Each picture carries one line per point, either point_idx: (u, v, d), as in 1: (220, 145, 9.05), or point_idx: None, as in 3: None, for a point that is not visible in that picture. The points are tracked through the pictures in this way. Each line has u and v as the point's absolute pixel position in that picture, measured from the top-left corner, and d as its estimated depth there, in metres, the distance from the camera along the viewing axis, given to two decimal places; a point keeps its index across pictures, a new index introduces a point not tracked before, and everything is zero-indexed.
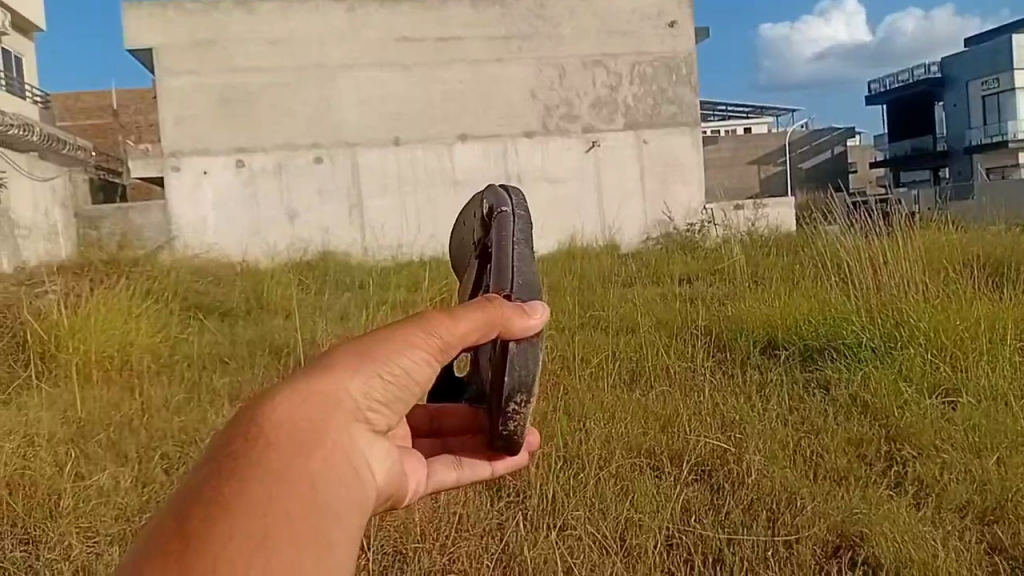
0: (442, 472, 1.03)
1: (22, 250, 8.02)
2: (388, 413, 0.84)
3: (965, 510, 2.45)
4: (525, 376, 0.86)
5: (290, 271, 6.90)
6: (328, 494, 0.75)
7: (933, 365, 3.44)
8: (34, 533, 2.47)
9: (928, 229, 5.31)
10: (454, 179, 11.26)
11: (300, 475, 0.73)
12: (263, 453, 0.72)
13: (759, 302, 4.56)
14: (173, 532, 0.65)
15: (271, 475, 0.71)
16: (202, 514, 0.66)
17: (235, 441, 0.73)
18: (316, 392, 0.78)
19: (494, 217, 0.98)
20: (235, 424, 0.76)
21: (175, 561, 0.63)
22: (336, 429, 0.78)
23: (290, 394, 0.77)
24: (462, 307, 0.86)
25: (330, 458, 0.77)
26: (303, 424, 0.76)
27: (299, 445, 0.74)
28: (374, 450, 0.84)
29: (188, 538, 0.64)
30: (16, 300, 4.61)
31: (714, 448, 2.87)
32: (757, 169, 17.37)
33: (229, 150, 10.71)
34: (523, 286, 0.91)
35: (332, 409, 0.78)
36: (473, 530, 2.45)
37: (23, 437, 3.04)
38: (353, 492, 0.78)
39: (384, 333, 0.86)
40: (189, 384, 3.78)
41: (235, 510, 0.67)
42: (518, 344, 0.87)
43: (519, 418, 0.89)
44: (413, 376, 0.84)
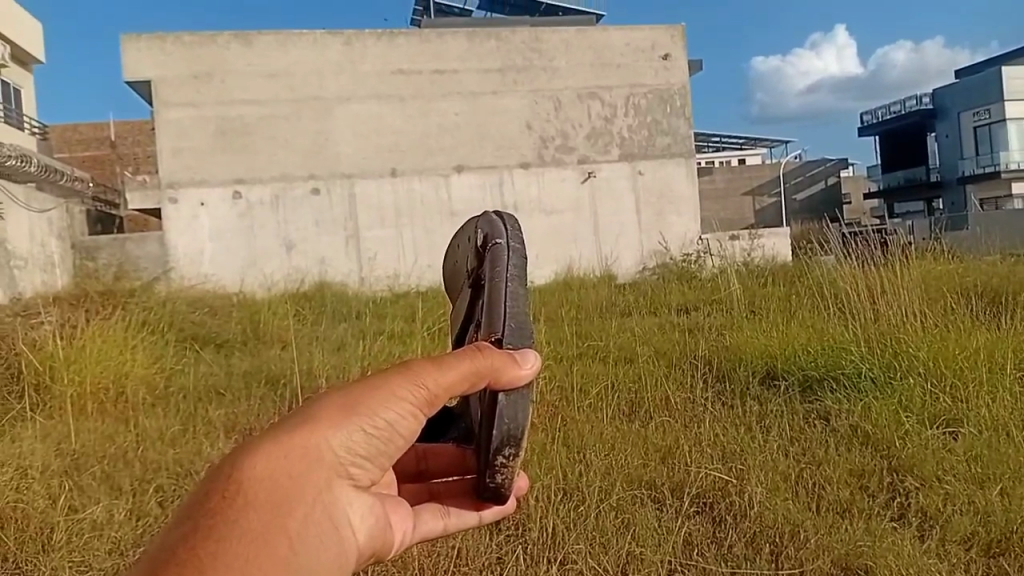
0: (428, 521, 0.99)
1: (18, 281, 8.00)
2: (374, 467, 0.82)
3: (970, 542, 2.43)
4: (514, 429, 0.79)
5: (288, 303, 6.89)
6: (303, 553, 0.74)
7: (933, 395, 3.43)
8: (25, 568, 2.43)
9: (926, 259, 5.34)
10: (450, 210, 11.30)
11: (272, 535, 0.72)
12: (239, 514, 0.72)
13: (757, 333, 4.56)
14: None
15: (247, 534, 0.71)
16: None
17: (214, 495, 0.73)
18: (298, 444, 0.77)
19: (488, 247, 0.94)
20: (219, 474, 0.76)
21: None
22: (318, 485, 0.77)
23: (273, 447, 0.76)
24: (452, 353, 0.82)
25: (311, 515, 0.76)
26: (283, 480, 0.75)
27: (276, 502, 0.74)
28: (360, 503, 0.83)
29: None
30: (11, 331, 4.58)
31: (715, 480, 2.85)
32: (751, 200, 17.49)
33: (226, 181, 10.74)
34: (516, 330, 0.85)
35: (313, 464, 0.77)
36: (472, 564, 2.42)
37: (15, 468, 3.00)
38: (333, 547, 0.78)
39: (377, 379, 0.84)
40: (185, 415, 3.75)
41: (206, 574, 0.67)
42: (507, 396, 0.80)
43: (509, 469, 0.83)
44: (397, 429, 0.81)
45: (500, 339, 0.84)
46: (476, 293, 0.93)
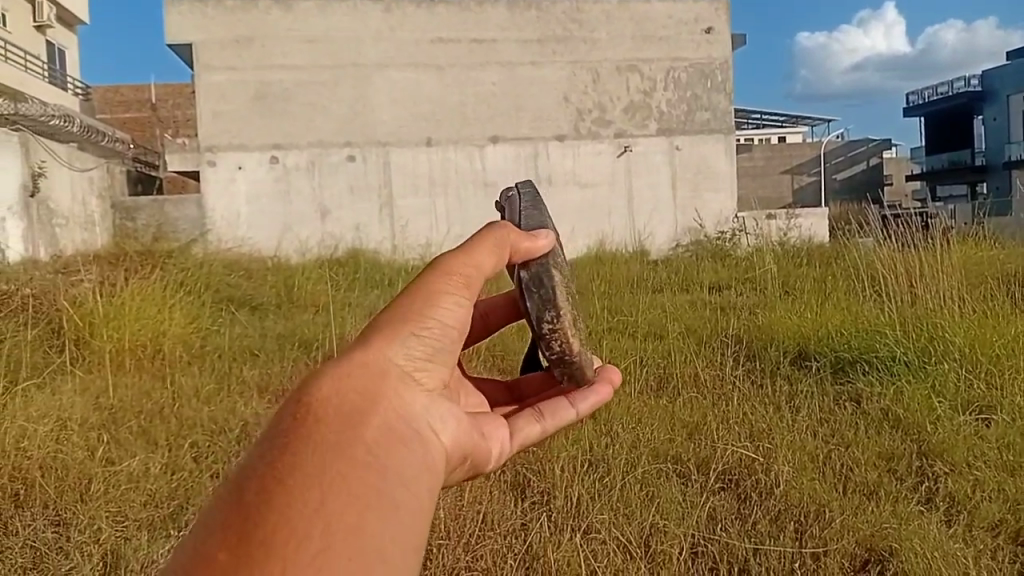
0: (526, 424, 1.17)
1: (59, 238, 8.18)
2: (433, 369, 0.95)
3: (997, 529, 2.41)
4: (546, 292, 1.11)
5: (322, 268, 6.96)
6: (382, 451, 0.85)
7: (967, 381, 3.39)
8: (64, 515, 2.50)
9: (966, 245, 5.21)
10: (484, 181, 11.28)
11: (348, 441, 0.82)
12: (313, 429, 0.81)
13: (789, 313, 4.52)
14: (236, 500, 0.75)
15: (328, 439, 0.81)
16: (257, 489, 0.76)
17: (289, 417, 0.83)
18: (362, 361, 0.89)
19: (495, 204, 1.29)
20: (290, 402, 0.86)
21: (243, 528, 0.73)
22: (384, 397, 0.88)
23: (335, 373, 0.87)
24: (474, 242, 1.02)
25: (380, 425, 0.86)
26: (349, 397, 0.85)
27: (347, 416, 0.84)
28: (428, 412, 0.94)
29: (249, 505, 0.74)
30: (53, 286, 4.70)
31: (742, 457, 2.84)
32: (790, 179, 17.21)
33: (263, 146, 10.84)
34: (529, 220, 1.22)
35: (376, 378, 0.89)
36: (497, 530, 2.45)
37: (56, 420, 3.09)
38: (408, 451, 0.88)
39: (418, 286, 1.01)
40: (220, 374, 3.84)
41: (289, 484, 0.76)
42: (532, 269, 1.13)
43: (558, 329, 1.12)
44: (449, 323, 0.97)
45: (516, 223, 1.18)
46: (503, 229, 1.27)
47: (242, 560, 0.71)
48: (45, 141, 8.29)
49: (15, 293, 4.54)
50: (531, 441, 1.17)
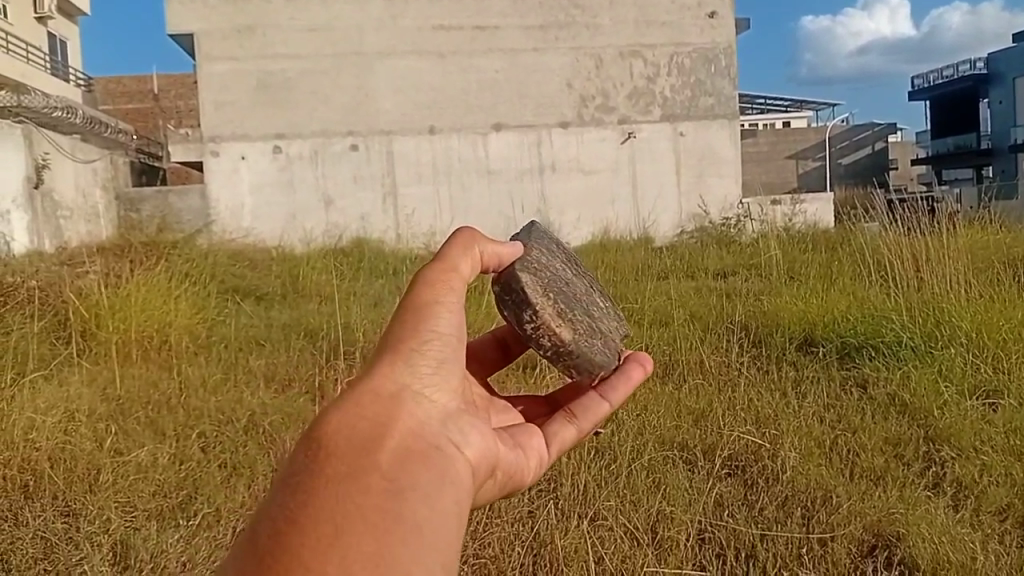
0: (562, 429, 1.33)
1: (64, 230, 8.18)
2: (440, 388, 1.10)
3: (1005, 513, 2.41)
4: (521, 293, 1.32)
5: (326, 258, 6.93)
6: (390, 473, 0.96)
7: (974, 366, 3.38)
8: (74, 506, 2.52)
9: (974, 230, 5.17)
10: (487, 169, 11.20)
11: (357, 471, 0.94)
12: (326, 464, 0.94)
13: (795, 299, 4.51)
14: (258, 542, 0.87)
15: (337, 470, 0.93)
16: (277, 528, 0.87)
17: (304, 456, 0.96)
18: (366, 394, 1.03)
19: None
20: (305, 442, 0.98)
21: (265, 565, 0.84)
22: (392, 421, 1.01)
23: (343, 409, 1.00)
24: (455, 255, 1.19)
25: (390, 450, 0.98)
26: (358, 428, 0.98)
27: (356, 449, 0.96)
28: (441, 430, 1.07)
29: (266, 548, 0.85)
30: (59, 278, 4.71)
31: (749, 443, 2.84)
32: (794, 164, 17.11)
33: (266, 136, 10.82)
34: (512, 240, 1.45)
35: (383, 405, 1.02)
36: (505, 516, 2.46)
37: (64, 411, 3.11)
38: (426, 470, 1.00)
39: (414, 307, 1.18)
40: (226, 364, 3.85)
41: (306, 519, 0.87)
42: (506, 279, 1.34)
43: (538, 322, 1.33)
44: (445, 338, 1.12)
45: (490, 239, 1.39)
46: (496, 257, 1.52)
47: None
48: (49, 133, 8.29)
49: (21, 286, 4.55)
50: (570, 442, 1.33)
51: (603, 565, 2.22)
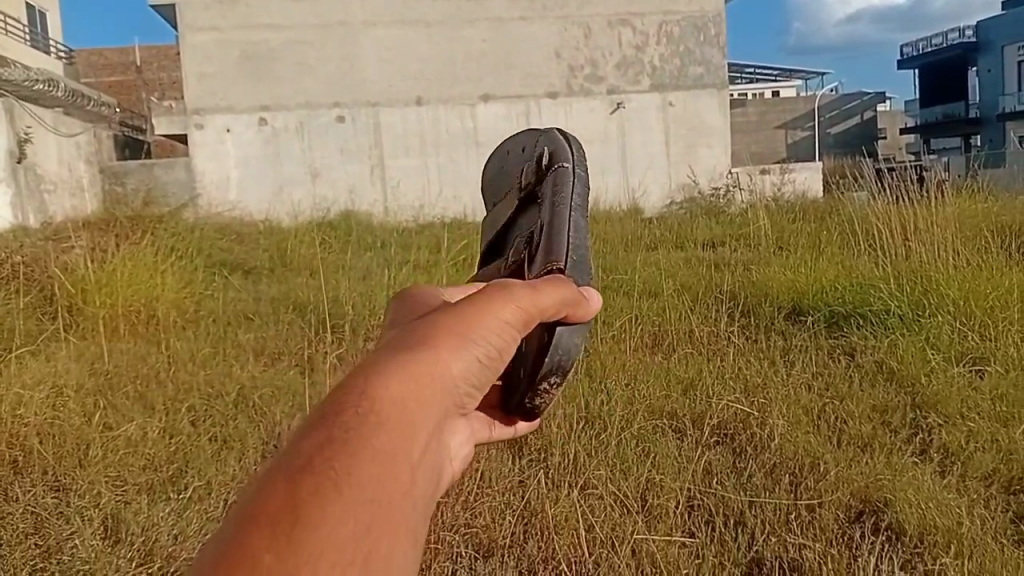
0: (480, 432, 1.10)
1: (48, 204, 8.08)
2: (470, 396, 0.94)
3: (990, 479, 2.45)
4: (567, 360, 1.10)
5: (312, 231, 6.88)
6: (418, 473, 0.80)
7: (961, 334, 3.41)
8: (64, 481, 2.51)
9: (961, 198, 5.18)
10: (476, 140, 11.08)
11: (396, 457, 0.77)
12: (376, 432, 0.76)
13: (784, 269, 4.49)
14: (284, 491, 0.68)
15: (384, 437, 0.76)
16: (316, 482, 0.69)
17: (348, 407, 0.77)
18: (422, 369, 0.85)
19: (546, 165, 1.35)
20: (348, 390, 0.80)
21: (289, 522, 0.66)
22: (431, 415, 0.85)
23: (399, 375, 0.83)
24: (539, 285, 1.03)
25: (423, 444, 0.83)
26: (408, 407, 0.81)
27: (402, 429, 0.80)
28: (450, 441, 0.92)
29: (299, 502, 0.67)
30: (44, 254, 4.67)
31: (738, 412, 2.86)
32: (784, 134, 17.00)
33: (251, 108, 10.71)
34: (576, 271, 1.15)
35: (432, 392, 0.85)
36: (496, 486, 2.48)
37: (52, 387, 3.09)
38: (434, 479, 0.85)
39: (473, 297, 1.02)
40: (215, 338, 3.83)
41: (347, 490, 0.70)
42: (569, 327, 1.10)
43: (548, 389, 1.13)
44: (497, 354, 0.95)
45: (564, 270, 1.13)
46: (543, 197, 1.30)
47: (290, 558, 0.63)
48: (31, 107, 8.14)
49: (5, 262, 4.50)
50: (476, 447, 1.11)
51: (594, 533, 2.25)
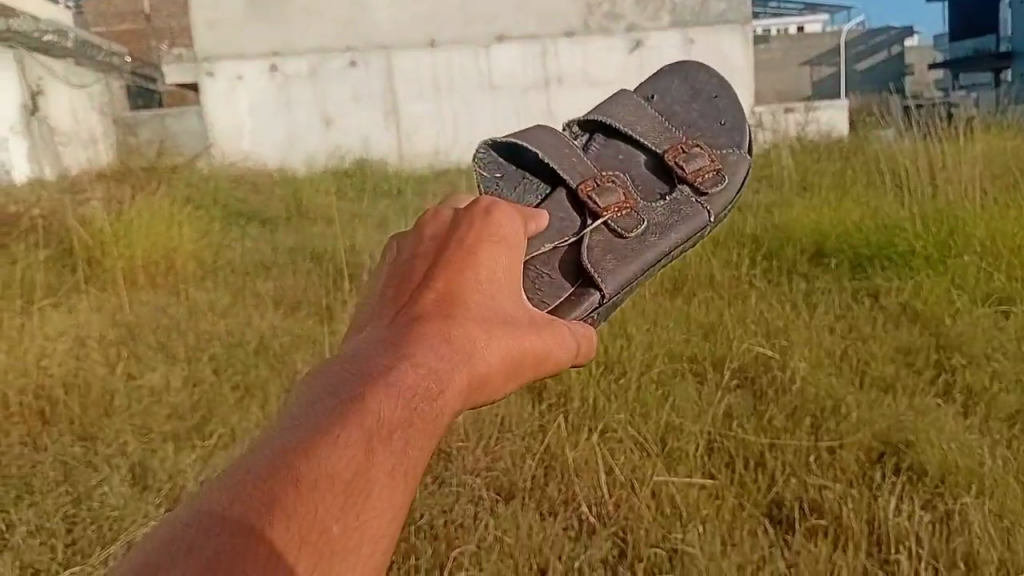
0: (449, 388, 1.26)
1: (63, 157, 8.07)
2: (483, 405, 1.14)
3: (1014, 419, 2.42)
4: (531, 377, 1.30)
5: (328, 179, 6.84)
6: None
7: (988, 274, 3.35)
8: (91, 431, 2.55)
9: (992, 134, 5.02)
10: (489, 83, 10.64)
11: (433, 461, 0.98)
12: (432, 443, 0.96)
13: (807, 209, 4.39)
14: (365, 465, 0.87)
15: (403, 490, 0.91)
16: (385, 473, 0.89)
17: (429, 407, 0.96)
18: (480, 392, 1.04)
19: (707, 186, 1.53)
20: (434, 384, 0.97)
21: (359, 493, 0.86)
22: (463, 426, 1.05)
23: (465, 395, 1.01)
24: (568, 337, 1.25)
25: None
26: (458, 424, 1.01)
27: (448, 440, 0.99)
28: None
29: (372, 485, 0.87)
30: (61, 207, 4.68)
31: (759, 354, 2.84)
32: (808, 71, 16.57)
33: (263, 54, 10.60)
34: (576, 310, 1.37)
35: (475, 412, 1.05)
36: (516, 431, 2.49)
37: (74, 338, 3.13)
38: None
39: (503, 322, 1.12)
40: (233, 288, 3.84)
41: (400, 485, 0.90)
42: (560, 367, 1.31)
43: None
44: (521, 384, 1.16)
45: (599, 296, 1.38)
46: (668, 214, 1.50)
47: (349, 524, 0.84)
48: (41, 59, 8.09)
49: (23, 215, 4.53)
50: None
51: (614, 476, 2.27)
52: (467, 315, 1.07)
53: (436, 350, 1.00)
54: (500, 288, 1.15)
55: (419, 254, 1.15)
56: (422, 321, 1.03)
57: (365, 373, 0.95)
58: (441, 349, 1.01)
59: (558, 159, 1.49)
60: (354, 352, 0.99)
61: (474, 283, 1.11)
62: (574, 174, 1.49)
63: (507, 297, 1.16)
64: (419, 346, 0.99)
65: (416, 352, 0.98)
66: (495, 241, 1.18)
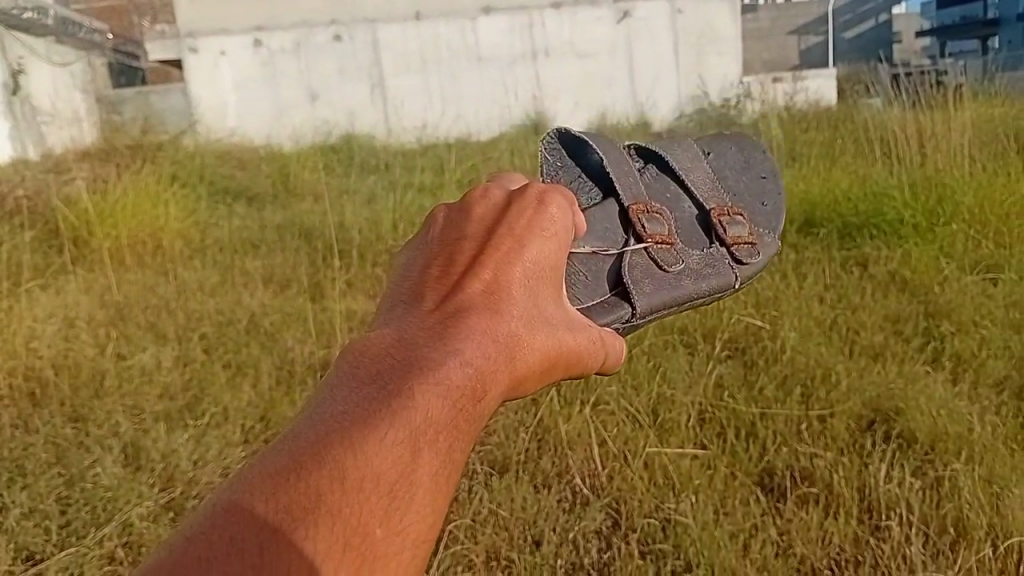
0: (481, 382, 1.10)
1: (46, 136, 7.95)
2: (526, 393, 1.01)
3: (1002, 385, 2.45)
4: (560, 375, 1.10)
5: (314, 155, 6.79)
6: None
7: (975, 242, 3.41)
8: (82, 411, 2.54)
9: (980, 101, 5.01)
10: (478, 56, 10.51)
11: None
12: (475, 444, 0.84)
13: (796, 178, 4.38)
14: (407, 474, 0.75)
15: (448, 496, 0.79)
16: (429, 481, 0.77)
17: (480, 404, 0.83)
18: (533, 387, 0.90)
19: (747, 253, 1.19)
20: (488, 378, 0.84)
21: (398, 507, 0.74)
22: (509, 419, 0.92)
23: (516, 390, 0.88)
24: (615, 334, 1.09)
25: None
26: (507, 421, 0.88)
27: None
28: None
29: (414, 495, 0.75)
30: (46, 187, 4.64)
31: (750, 325, 2.84)
32: (796, 40, 16.36)
33: (246, 29, 10.51)
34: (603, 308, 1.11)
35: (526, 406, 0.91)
36: (508, 405, 2.50)
37: (63, 318, 3.11)
38: None
39: (554, 309, 0.96)
40: (222, 267, 3.82)
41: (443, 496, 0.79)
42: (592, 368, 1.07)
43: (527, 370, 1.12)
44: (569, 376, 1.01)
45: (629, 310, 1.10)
46: (702, 266, 1.17)
47: (384, 540, 0.73)
48: (21, 36, 7.94)
49: (8, 195, 4.49)
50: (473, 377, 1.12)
51: (606, 447, 2.28)
52: (519, 296, 0.91)
53: (492, 337, 0.86)
54: (558, 272, 0.97)
55: (464, 224, 0.96)
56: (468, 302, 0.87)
57: (409, 361, 0.81)
58: (494, 336, 0.86)
59: (618, 167, 1.19)
60: (395, 334, 0.84)
61: (530, 262, 0.93)
62: (629, 189, 1.18)
63: (561, 282, 0.98)
64: (469, 331, 0.85)
65: (464, 339, 0.84)
66: (557, 228, 0.97)
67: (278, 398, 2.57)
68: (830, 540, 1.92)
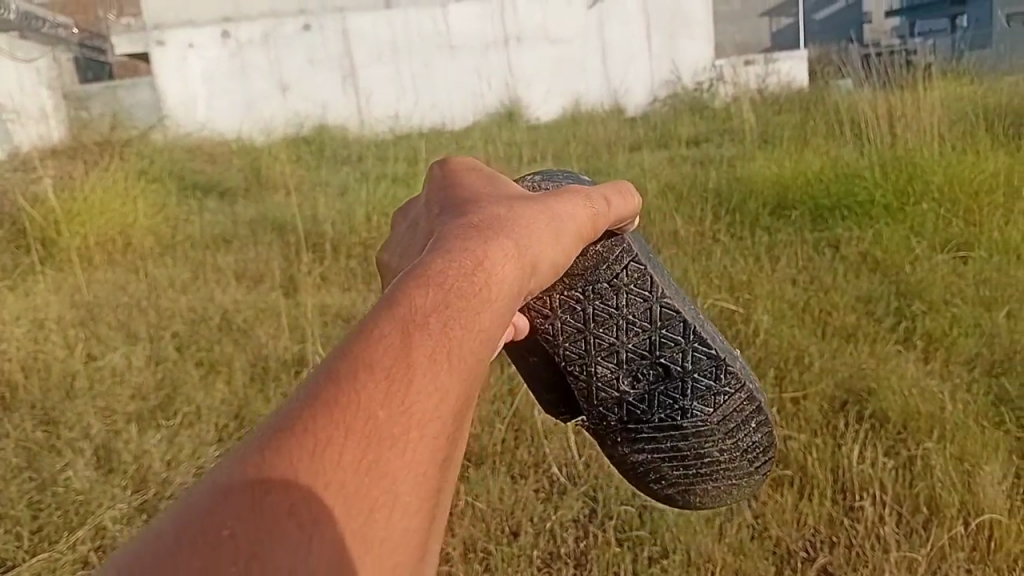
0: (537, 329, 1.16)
1: (13, 134, 7.65)
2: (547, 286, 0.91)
3: (973, 363, 2.48)
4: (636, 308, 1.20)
5: (285, 148, 6.69)
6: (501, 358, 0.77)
7: (945, 221, 3.45)
8: (52, 413, 2.50)
9: (949, 80, 5.03)
10: (448, 42, 10.47)
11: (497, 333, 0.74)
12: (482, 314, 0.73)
13: (769, 161, 4.39)
14: (399, 357, 0.66)
15: (458, 365, 0.68)
16: (427, 358, 0.67)
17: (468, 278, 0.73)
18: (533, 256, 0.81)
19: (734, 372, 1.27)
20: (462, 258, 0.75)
21: (395, 389, 0.64)
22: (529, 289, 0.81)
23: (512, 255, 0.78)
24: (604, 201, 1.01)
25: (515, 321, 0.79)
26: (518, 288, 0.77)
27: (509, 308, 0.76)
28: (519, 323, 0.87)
29: (408, 373, 0.65)
30: (11, 186, 4.54)
31: (723, 309, 2.83)
32: None
33: (214, 20, 10.37)
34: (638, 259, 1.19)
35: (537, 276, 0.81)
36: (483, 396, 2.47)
37: (33, 321, 3.07)
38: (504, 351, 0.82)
39: (530, 202, 0.89)
40: (195, 263, 3.78)
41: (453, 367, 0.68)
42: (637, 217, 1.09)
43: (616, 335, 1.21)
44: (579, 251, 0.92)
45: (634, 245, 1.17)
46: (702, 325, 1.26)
47: (391, 435, 0.62)
48: None
49: None
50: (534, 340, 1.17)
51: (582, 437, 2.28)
52: (484, 203, 0.85)
53: (458, 236, 0.78)
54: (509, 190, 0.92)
55: (415, 207, 0.94)
56: (441, 227, 0.82)
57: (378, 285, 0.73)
58: (461, 231, 0.79)
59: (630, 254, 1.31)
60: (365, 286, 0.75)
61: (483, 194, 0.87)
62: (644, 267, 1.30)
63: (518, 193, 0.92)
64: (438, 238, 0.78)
65: (439, 246, 0.77)
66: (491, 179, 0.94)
67: (253, 395, 2.55)
68: (804, 521, 1.95)
